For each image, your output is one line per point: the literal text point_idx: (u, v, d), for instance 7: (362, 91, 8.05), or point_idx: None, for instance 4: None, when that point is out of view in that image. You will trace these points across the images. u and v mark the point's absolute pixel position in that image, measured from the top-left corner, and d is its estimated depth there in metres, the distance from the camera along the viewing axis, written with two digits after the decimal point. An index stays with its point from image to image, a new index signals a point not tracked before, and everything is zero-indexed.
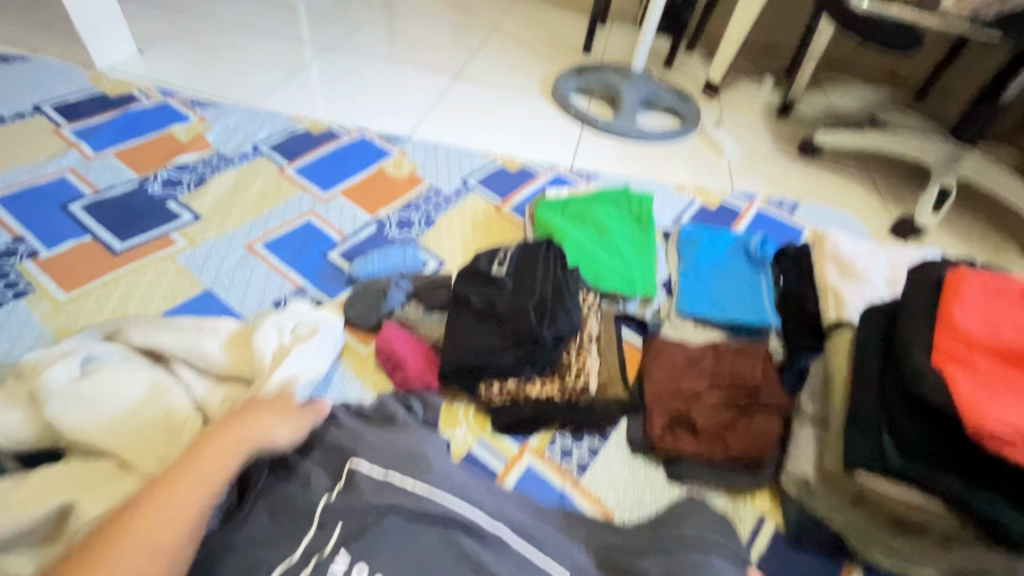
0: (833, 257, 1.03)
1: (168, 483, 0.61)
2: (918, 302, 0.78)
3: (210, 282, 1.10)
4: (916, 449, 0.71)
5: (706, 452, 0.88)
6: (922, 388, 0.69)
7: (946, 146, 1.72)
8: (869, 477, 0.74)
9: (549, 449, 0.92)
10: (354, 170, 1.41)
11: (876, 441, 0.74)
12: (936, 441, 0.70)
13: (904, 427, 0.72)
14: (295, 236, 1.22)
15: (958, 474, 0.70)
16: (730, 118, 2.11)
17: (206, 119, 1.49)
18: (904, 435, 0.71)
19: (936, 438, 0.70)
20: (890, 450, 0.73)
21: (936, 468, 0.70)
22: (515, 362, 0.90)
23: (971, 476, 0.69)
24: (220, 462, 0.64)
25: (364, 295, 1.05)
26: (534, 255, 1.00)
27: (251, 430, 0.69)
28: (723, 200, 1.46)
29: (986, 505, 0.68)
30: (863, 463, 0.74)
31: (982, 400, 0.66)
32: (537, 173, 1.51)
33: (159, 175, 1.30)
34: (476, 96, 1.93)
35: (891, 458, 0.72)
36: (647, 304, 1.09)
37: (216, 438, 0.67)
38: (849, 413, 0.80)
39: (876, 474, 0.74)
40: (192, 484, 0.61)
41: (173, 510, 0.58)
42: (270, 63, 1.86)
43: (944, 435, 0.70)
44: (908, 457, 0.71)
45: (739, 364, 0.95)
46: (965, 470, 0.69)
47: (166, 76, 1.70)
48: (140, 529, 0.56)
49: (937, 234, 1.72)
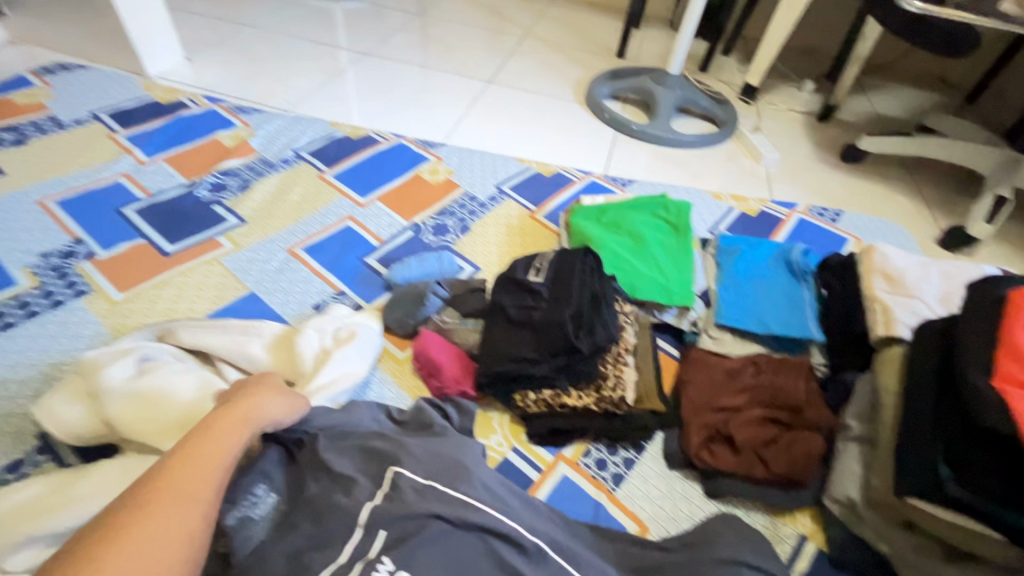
0: (883, 271, 1.00)
1: (162, 482, 0.56)
2: (979, 323, 0.76)
3: (253, 285, 1.13)
4: (981, 480, 0.68)
5: (745, 470, 0.86)
6: (983, 412, 0.67)
7: (1001, 153, 1.64)
8: (923, 504, 0.71)
9: (585, 460, 0.91)
10: (391, 176, 1.43)
11: (931, 465, 0.71)
12: (993, 466, 0.67)
13: (966, 454, 0.69)
14: (335, 241, 1.24)
15: (1016, 505, 0.67)
16: (768, 123, 2.06)
17: (250, 125, 1.54)
18: (966, 463, 0.69)
19: (993, 464, 0.68)
20: (947, 478, 0.70)
21: (996, 499, 0.67)
22: (551, 372, 0.90)
23: None
24: (219, 444, 0.63)
25: (402, 300, 1.06)
26: (571, 264, 0.99)
27: (247, 409, 0.69)
28: (762, 209, 1.43)
29: None
30: (917, 491, 0.71)
31: None
32: (571, 179, 1.51)
33: (206, 180, 1.35)
34: (510, 101, 1.94)
35: (947, 483, 0.69)
36: (685, 315, 1.08)
37: (215, 425, 0.65)
38: (901, 436, 0.77)
39: (930, 502, 0.71)
40: (189, 482, 0.58)
41: (180, 494, 0.57)
42: (310, 69, 1.91)
43: (1003, 462, 0.67)
44: (968, 486, 0.69)
45: (780, 379, 0.93)
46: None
47: (212, 83, 1.76)
48: (143, 531, 0.51)
49: (990, 246, 1.64)
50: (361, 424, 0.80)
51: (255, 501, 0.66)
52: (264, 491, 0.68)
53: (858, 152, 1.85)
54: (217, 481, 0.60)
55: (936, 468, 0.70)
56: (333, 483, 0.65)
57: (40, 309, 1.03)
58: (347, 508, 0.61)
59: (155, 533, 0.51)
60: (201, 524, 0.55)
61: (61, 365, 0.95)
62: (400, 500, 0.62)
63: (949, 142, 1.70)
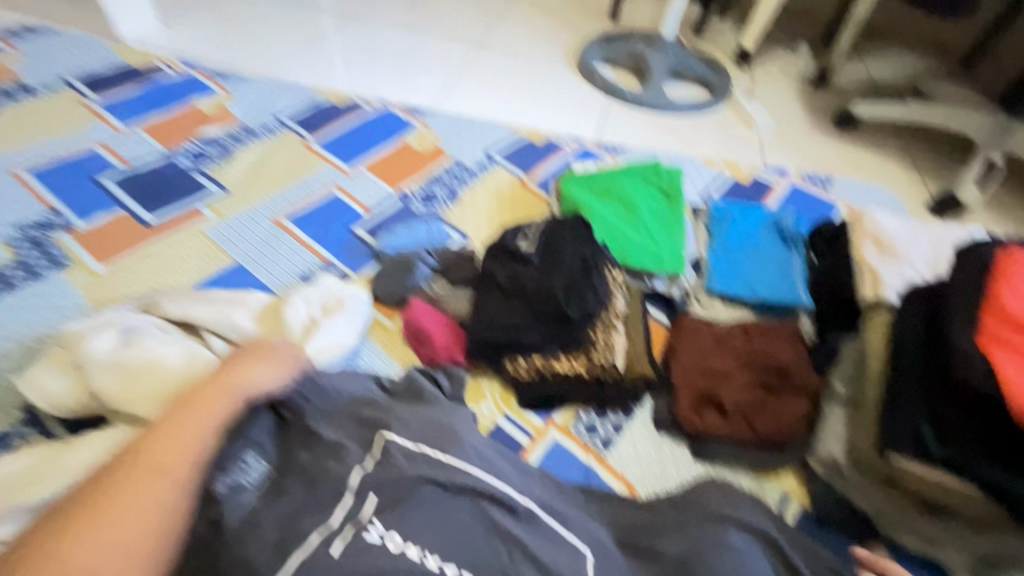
0: (873, 236, 0.99)
1: (142, 456, 0.62)
2: (967, 284, 0.76)
3: (239, 256, 1.11)
4: (959, 436, 0.71)
5: (732, 432, 0.87)
6: (965, 371, 0.69)
7: (994, 118, 1.64)
8: (903, 461, 0.73)
9: (575, 426, 0.92)
10: (378, 144, 1.40)
11: (912, 423, 0.73)
12: (968, 422, 0.71)
13: (944, 412, 0.72)
14: (321, 211, 1.22)
15: (991, 457, 0.70)
16: (762, 89, 2.03)
17: (229, 92, 1.49)
18: (946, 421, 0.72)
19: (969, 420, 0.70)
20: (928, 435, 0.72)
21: (973, 454, 0.70)
22: (542, 339, 0.91)
23: (1008, 463, 0.69)
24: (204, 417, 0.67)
25: (391, 270, 1.06)
26: (562, 232, 0.99)
27: (236, 381, 0.73)
28: (754, 175, 1.42)
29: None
30: (900, 448, 0.73)
31: None
32: (562, 146, 1.48)
33: (187, 149, 1.31)
34: (499, 67, 1.89)
35: (926, 440, 0.72)
36: (675, 282, 1.08)
37: (201, 396, 0.70)
38: (883, 396, 0.78)
39: (911, 459, 0.73)
40: (166, 454, 0.63)
41: (158, 458, 0.62)
42: (291, 33, 1.84)
43: (978, 417, 0.70)
44: (946, 443, 0.71)
45: (768, 344, 0.94)
46: (1001, 457, 0.69)
47: (189, 48, 1.69)
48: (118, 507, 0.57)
49: (979, 212, 1.65)
50: (349, 392, 0.80)
51: (245, 468, 0.63)
52: (254, 459, 0.65)
53: (852, 118, 1.83)
54: (198, 452, 0.65)
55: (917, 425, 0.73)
56: (324, 450, 0.64)
57: (19, 282, 1.01)
58: (340, 474, 0.60)
59: (133, 511, 0.57)
60: (172, 496, 0.60)
61: (43, 339, 0.93)
62: (391, 465, 0.61)
63: (942, 107, 1.69)
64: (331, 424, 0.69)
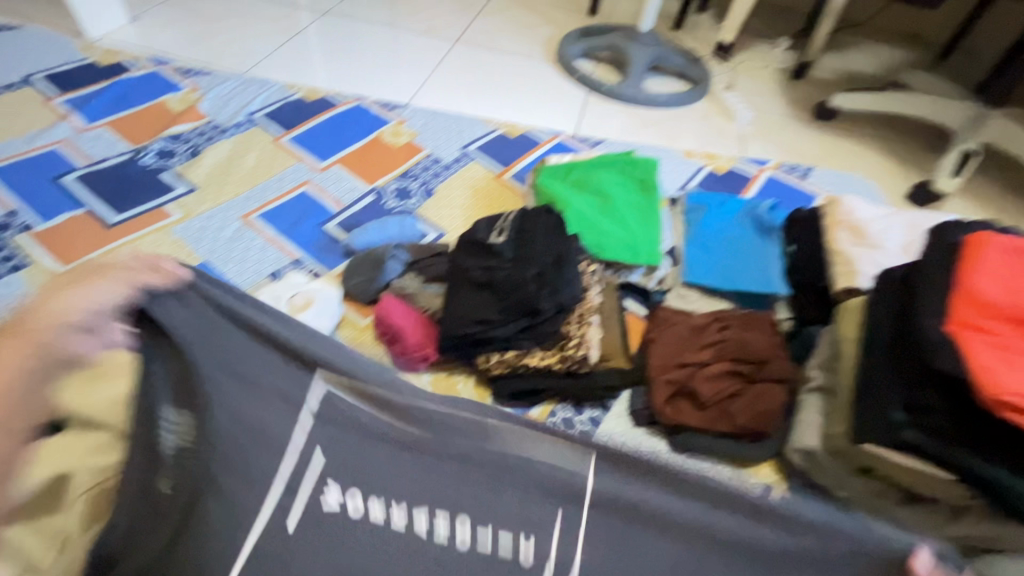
0: (847, 223, 0.99)
1: None
2: (937, 267, 0.75)
3: (205, 255, 1.08)
4: (934, 423, 0.69)
5: (708, 424, 0.86)
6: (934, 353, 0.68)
7: (969, 107, 1.64)
8: (878, 449, 0.73)
9: (551, 420, 0.90)
10: (352, 139, 1.38)
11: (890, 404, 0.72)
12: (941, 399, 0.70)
13: (922, 399, 0.70)
14: (292, 208, 1.19)
15: (972, 441, 0.68)
16: (742, 82, 2.03)
17: (199, 88, 1.45)
18: (921, 407, 0.70)
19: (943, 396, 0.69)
20: (902, 423, 0.71)
21: (948, 441, 0.69)
22: (514, 333, 0.88)
23: (982, 448, 0.68)
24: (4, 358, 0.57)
25: (361, 267, 1.03)
26: (535, 223, 0.97)
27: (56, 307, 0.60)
28: (732, 166, 1.41)
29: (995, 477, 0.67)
30: (874, 437, 0.72)
31: (997, 368, 0.65)
32: (540, 140, 1.47)
33: (153, 146, 1.28)
34: (478, 61, 1.87)
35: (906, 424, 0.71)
36: (651, 275, 1.08)
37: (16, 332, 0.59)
38: (858, 385, 0.77)
39: (885, 447, 0.72)
40: None
41: None
42: (264, 29, 1.80)
43: (953, 403, 0.68)
44: (921, 430, 0.70)
45: (744, 334, 0.93)
46: (976, 442, 0.68)
47: (157, 45, 1.65)
48: None
49: (956, 201, 1.66)
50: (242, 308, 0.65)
51: (161, 430, 0.55)
52: (166, 417, 0.55)
53: (830, 109, 1.84)
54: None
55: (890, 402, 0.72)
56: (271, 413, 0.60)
57: None
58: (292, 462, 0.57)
59: None
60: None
61: None
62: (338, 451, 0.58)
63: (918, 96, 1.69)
64: (238, 351, 0.62)
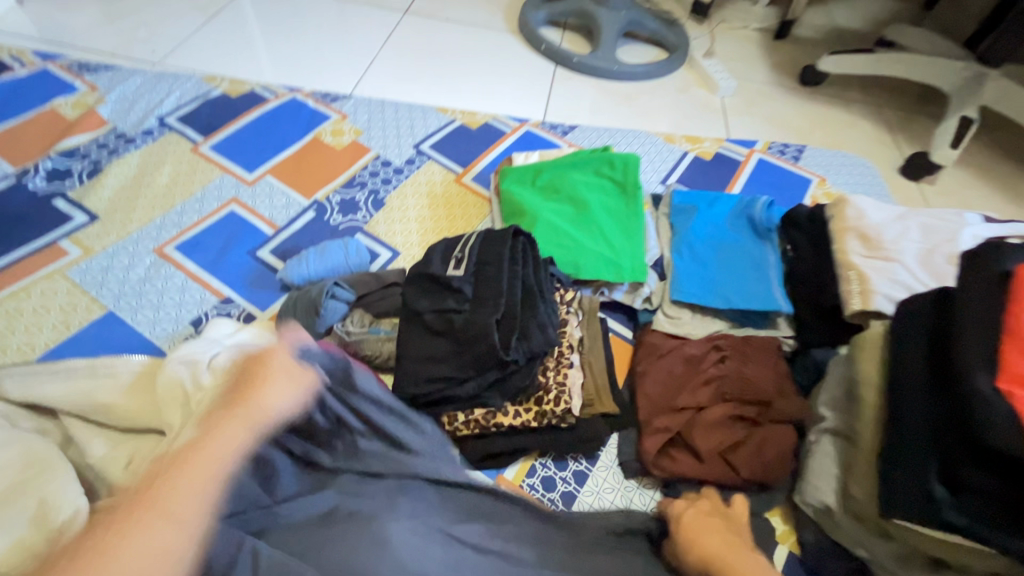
0: (857, 231, 0.83)
1: None
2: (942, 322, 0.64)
3: (111, 303, 0.90)
4: (983, 504, 0.55)
5: (711, 477, 0.74)
6: (985, 427, 0.53)
7: (965, 68, 1.50)
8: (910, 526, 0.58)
9: (529, 481, 0.78)
10: (284, 142, 1.19)
11: (958, 373, 0.57)
12: (970, 447, 0.56)
13: (967, 473, 0.55)
14: (216, 234, 1.02)
15: (995, 524, 0.55)
16: (722, 46, 1.85)
17: (98, 88, 1.23)
18: (968, 484, 0.55)
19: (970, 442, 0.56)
20: (943, 499, 0.56)
21: (997, 521, 0.54)
22: (481, 389, 0.74)
23: (1009, 522, 0.54)
24: None
25: (294, 309, 0.85)
26: (498, 250, 0.81)
27: None
28: (718, 150, 1.27)
29: (1005, 548, 0.54)
30: (908, 513, 0.57)
31: None
32: (504, 130, 1.29)
33: (41, 166, 1.07)
34: (431, 35, 1.65)
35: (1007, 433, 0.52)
36: (637, 291, 0.94)
37: None
38: (885, 444, 0.62)
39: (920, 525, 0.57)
40: None
41: None
42: (181, 9, 1.56)
43: (1015, 490, 0.54)
44: (967, 510, 0.55)
45: (748, 367, 0.81)
46: (1007, 517, 0.54)
47: (54, 36, 1.41)
48: None
49: (953, 172, 1.52)
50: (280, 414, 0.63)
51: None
52: None
53: (816, 74, 1.69)
54: None
55: (907, 370, 0.63)
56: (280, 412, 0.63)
57: None
58: None
59: None
60: None
61: None
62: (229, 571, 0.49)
63: (911, 58, 1.55)
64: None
